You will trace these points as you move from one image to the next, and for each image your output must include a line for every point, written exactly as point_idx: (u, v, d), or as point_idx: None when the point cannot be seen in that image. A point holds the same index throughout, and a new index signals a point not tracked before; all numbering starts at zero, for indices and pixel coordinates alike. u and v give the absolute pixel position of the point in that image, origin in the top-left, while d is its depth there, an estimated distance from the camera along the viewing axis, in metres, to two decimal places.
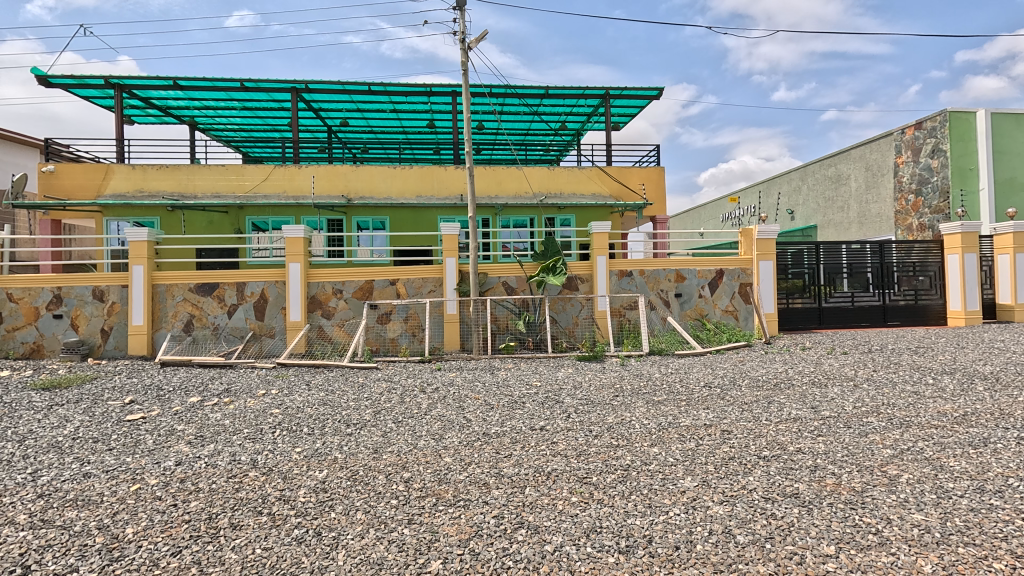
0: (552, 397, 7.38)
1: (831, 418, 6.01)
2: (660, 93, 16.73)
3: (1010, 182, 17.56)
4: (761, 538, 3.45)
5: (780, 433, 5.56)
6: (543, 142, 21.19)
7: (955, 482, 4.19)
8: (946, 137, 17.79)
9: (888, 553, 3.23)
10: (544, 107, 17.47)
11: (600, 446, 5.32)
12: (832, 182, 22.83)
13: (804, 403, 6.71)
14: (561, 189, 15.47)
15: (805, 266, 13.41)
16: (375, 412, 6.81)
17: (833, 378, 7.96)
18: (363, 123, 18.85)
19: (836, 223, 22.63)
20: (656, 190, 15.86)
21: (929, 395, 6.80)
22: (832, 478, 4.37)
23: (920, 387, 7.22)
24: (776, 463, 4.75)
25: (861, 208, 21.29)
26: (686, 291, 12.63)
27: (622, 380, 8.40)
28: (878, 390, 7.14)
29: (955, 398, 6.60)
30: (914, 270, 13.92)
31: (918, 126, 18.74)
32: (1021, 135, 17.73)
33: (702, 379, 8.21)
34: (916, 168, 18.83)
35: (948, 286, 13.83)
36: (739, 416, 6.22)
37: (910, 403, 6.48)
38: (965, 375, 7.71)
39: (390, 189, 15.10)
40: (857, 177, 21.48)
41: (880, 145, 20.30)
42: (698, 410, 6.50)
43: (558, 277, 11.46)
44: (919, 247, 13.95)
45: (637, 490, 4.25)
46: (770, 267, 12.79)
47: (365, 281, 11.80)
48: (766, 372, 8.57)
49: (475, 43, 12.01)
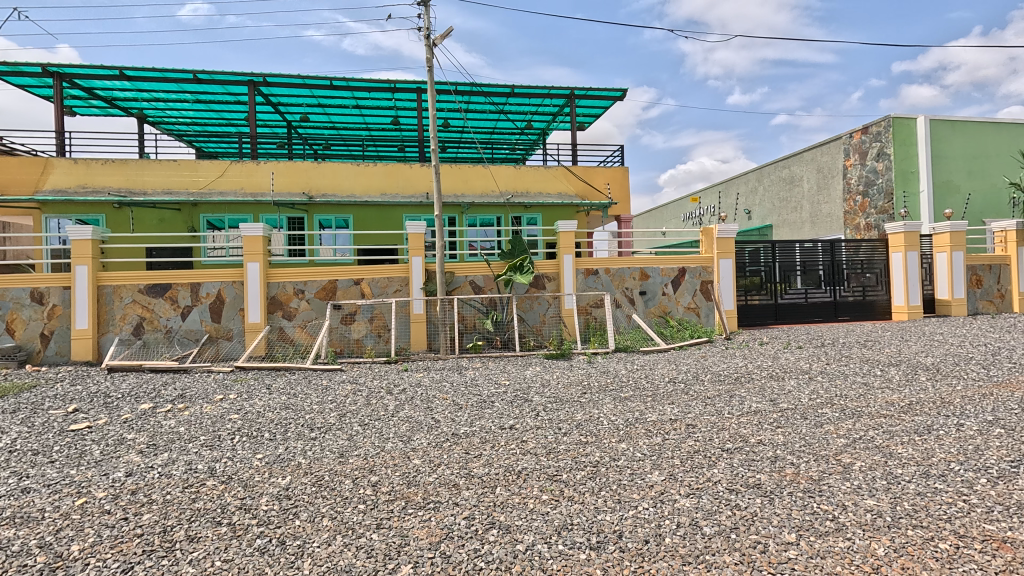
0: (520, 396, 7.37)
1: (789, 410, 6.25)
2: (624, 94, 16.98)
3: (946, 185, 18.69)
4: (726, 529, 3.55)
5: (742, 425, 5.73)
6: (509, 141, 21.19)
7: (903, 468, 4.42)
8: (889, 142, 18.78)
9: (845, 538, 3.37)
10: (510, 106, 17.46)
11: (569, 443, 5.34)
12: (786, 183, 23.80)
13: (763, 395, 6.95)
14: (528, 188, 15.51)
15: (761, 264, 13.95)
16: (340, 414, 6.65)
17: (790, 371, 8.29)
18: (325, 119, 18.35)
19: (790, 223, 23.61)
20: (621, 190, 16.09)
21: (878, 386, 7.16)
22: (792, 468, 4.54)
23: (869, 378, 7.61)
24: (738, 455, 4.89)
25: (812, 208, 22.25)
26: (650, 289, 12.88)
27: (589, 377, 8.48)
28: (832, 382, 7.49)
29: (901, 388, 6.97)
30: (861, 268, 14.66)
31: (864, 131, 19.71)
32: (957, 140, 18.87)
33: (666, 374, 8.40)
34: (863, 171, 19.83)
35: (892, 283, 14.61)
36: (702, 410, 6.37)
37: (860, 394, 6.81)
38: (909, 367, 8.14)
39: (354, 187, 14.77)
40: (809, 178, 22.43)
41: (829, 148, 21.24)
42: (663, 406, 6.63)
43: (525, 276, 11.47)
44: (866, 245, 14.70)
45: (607, 487, 4.28)
46: (730, 265, 13.16)
47: (328, 281, 11.52)
48: (727, 366, 8.83)
49: (440, 39, 11.87)
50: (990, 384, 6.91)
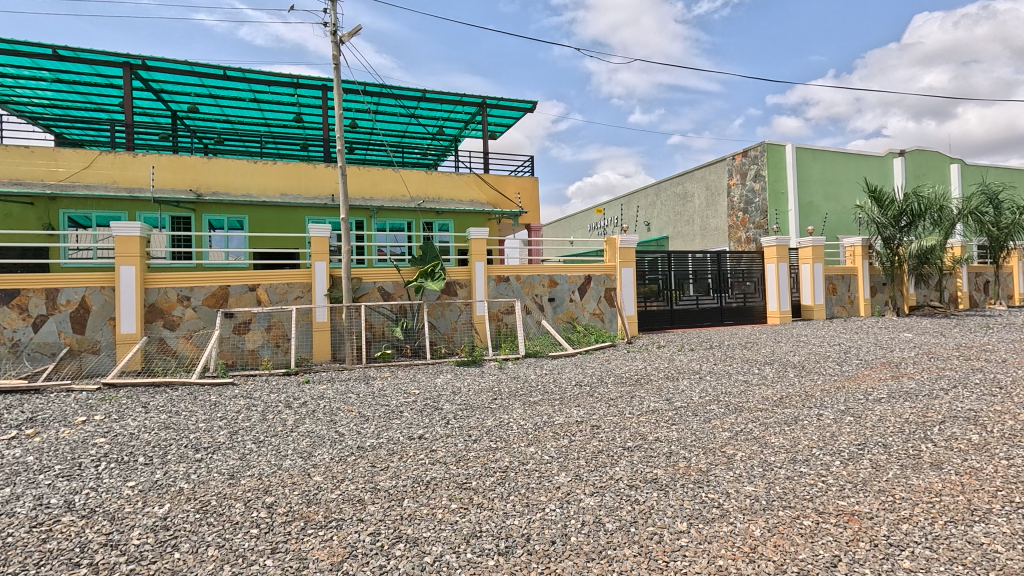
0: (430, 405, 7.25)
1: (682, 407, 6.75)
2: (534, 106, 17.48)
3: (809, 205, 21.38)
4: (626, 523, 3.74)
5: (641, 424, 6.10)
6: (421, 146, 20.92)
7: (775, 455, 4.95)
8: (764, 165, 21.13)
9: (728, 523, 3.70)
10: (421, 111, 17.25)
11: (479, 450, 5.34)
12: (679, 199, 25.85)
13: (660, 395, 7.44)
14: (439, 194, 15.39)
15: (659, 273, 15.01)
16: (231, 432, 6.10)
17: (683, 372, 8.97)
18: (217, 111, 16.90)
19: (683, 234, 25.66)
20: (531, 199, 16.50)
21: (756, 382, 7.98)
22: (684, 461, 4.91)
23: (749, 376, 8.44)
24: (638, 452, 5.19)
25: (702, 222, 24.36)
26: (558, 296, 13.31)
27: (500, 383, 8.55)
28: (718, 380, 8.22)
29: (774, 384, 7.82)
30: (743, 277, 16.28)
31: (744, 154, 21.99)
32: (817, 166, 21.67)
33: (573, 378, 8.71)
34: (743, 190, 22.10)
35: (767, 290, 16.37)
36: (606, 411, 6.69)
37: (741, 390, 7.54)
38: (780, 365, 9.16)
39: (250, 186, 13.73)
40: (699, 195, 24.56)
41: (716, 168, 23.44)
42: (570, 409, 6.86)
43: (436, 283, 11.30)
44: (747, 256, 16.37)
45: (516, 491, 4.34)
46: (631, 273, 14.01)
47: (219, 286, 10.57)
48: (629, 369, 9.36)
49: (347, 37, 11.43)
50: (842, 378, 7.97)
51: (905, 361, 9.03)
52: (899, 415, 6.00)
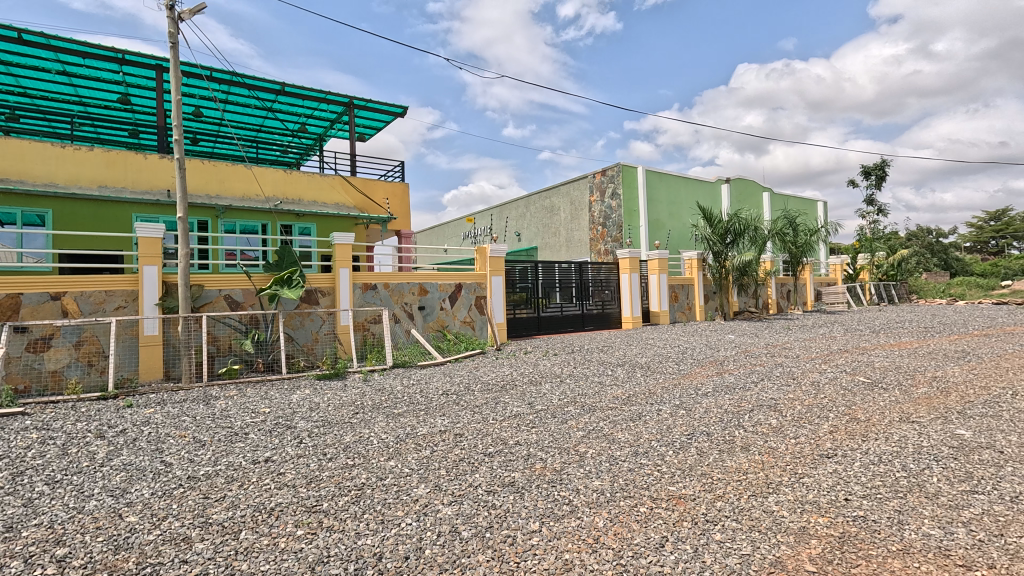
0: (281, 423, 6.65)
1: (542, 411, 7.07)
2: (404, 111, 17.20)
3: (657, 222, 23.94)
4: (481, 529, 3.78)
5: (503, 429, 6.25)
6: (280, 143, 19.35)
7: (620, 450, 5.40)
8: (620, 184, 23.20)
9: (576, 518, 3.93)
10: (280, 105, 15.98)
11: (334, 469, 5.02)
12: (547, 211, 27.29)
13: (523, 400, 7.71)
14: (300, 196, 14.36)
15: (529, 281, 15.67)
16: (13, 474, 4.97)
17: (545, 376, 9.41)
18: (9, 81, 13.89)
19: (551, 245, 27.10)
20: (401, 206, 16.16)
21: (609, 383, 8.66)
22: (540, 462, 5.12)
23: (603, 378, 9.14)
24: (498, 457, 5.30)
25: (567, 234, 25.98)
26: (429, 304, 13.16)
27: (363, 396, 8.15)
28: (576, 383, 8.77)
29: (623, 384, 8.57)
30: (601, 285, 17.64)
31: (603, 173, 23.93)
32: (663, 188, 24.37)
33: (440, 387, 8.63)
34: (602, 206, 24.02)
35: (622, 298, 17.94)
36: (470, 419, 6.73)
37: (596, 391, 8.13)
38: (630, 366, 10.07)
39: (54, 175, 11.49)
40: (564, 209, 26.18)
41: (579, 184, 25.21)
42: (434, 418, 6.79)
43: (293, 291, 10.54)
44: (605, 267, 17.80)
45: (371, 508, 4.16)
46: (500, 281, 14.40)
47: (5, 295, 8.64)
48: (495, 376, 9.56)
49: (187, 14, 10.17)
50: (679, 376, 9.01)
51: (727, 358, 10.50)
52: (719, 406, 6.94)
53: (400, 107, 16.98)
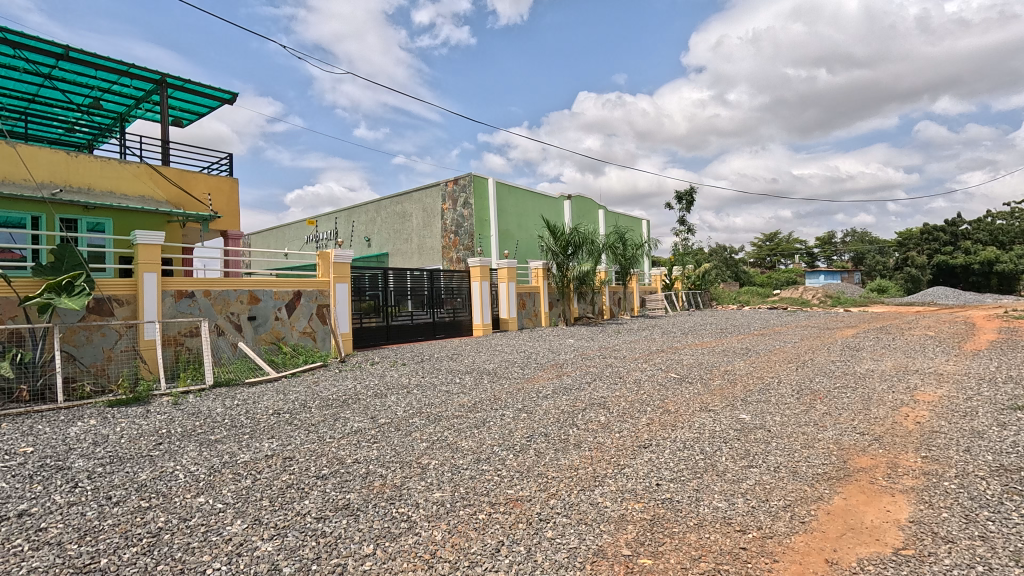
0: (49, 465, 5.33)
1: (385, 424, 6.77)
2: (234, 98, 15.37)
3: (506, 233, 24.89)
4: (307, 562, 3.43)
5: (341, 448, 5.83)
6: (64, 119, 15.86)
7: (463, 458, 5.39)
8: (471, 194, 23.63)
9: (413, 534, 3.80)
10: (63, 73, 13.10)
11: (121, 516, 4.15)
12: (398, 217, 26.70)
13: (365, 414, 7.30)
14: (90, 185, 11.90)
15: (378, 289, 15.06)
16: None
17: (391, 387, 9.06)
18: None
19: (402, 252, 26.55)
20: (228, 203, 14.37)
21: (456, 391, 8.66)
22: (380, 480, 4.87)
23: (451, 386, 9.11)
24: (332, 479, 4.91)
25: (419, 241, 25.71)
26: (260, 314, 11.84)
27: (170, 423, 6.95)
28: (423, 393, 8.61)
29: (470, 391, 8.65)
30: (453, 293, 17.72)
31: (455, 182, 24.16)
32: (512, 200, 25.46)
33: (270, 407, 7.76)
34: (455, 215, 24.23)
35: (473, 306, 18.23)
36: (303, 439, 6.15)
37: (442, 400, 8.07)
38: (478, 373, 10.23)
39: None
40: (416, 215, 25.88)
41: (431, 192, 25.14)
42: (260, 442, 6.06)
43: (76, 299, 8.63)
44: (456, 275, 17.94)
45: (168, 557, 3.51)
46: (345, 289, 13.60)
47: None
48: (336, 390, 8.93)
49: None
50: (523, 380, 9.38)
51: (567, 362, 11.27)
52: (557, 407, 7.38)
53: (229, 93, 15.14)
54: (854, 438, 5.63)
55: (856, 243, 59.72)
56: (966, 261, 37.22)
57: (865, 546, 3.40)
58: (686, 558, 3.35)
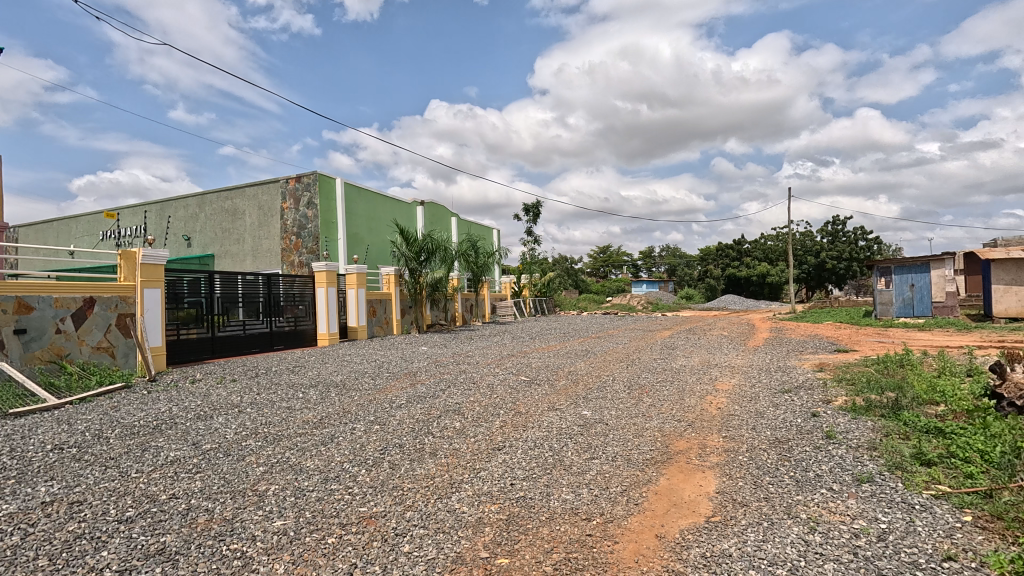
0: None
1: (211, 450, 5.89)
2: None
3: (355, 237, 23.64)
4: None
5: (152, 483, 4.91)
6: None
7: (308, 479, 4.95)
8: (316, 194, 21.96)
9: (250, 572, 3.36)
10: None
11: None
12: (228, 215, 23.77)
13: (184, 441, 6.27)
14: None
15: (201, 295, 13.22)
16: None
17: (219, 408, 7.94)
18: None
19: (232, 254, 23.73)
20: None
21: (298, 407, 7.93)
22: (205, 515, 4.21)
23: (292, 402, 8.31)
24: (140, 521, 4.11)
25: (253, 242, 23.24)
26: (34, 326, 9.47)
27: None
28: (259, 412, 7.70)
29: (315, 406, 7.99)
30: (294, 300, 16.27)
31: (297, 179, 22.27)
32: (362, 203, 24.30)
33: (48, 442, 6.21)
34: (296, 215, 22.32)
35: (318, 313, 16.95)
36: (98, 478, 5.05)
37: (282, 418, 7.31)
38: (323, 386, 9.50)
39: None
40: (250, 214, 23.32)
41: (268, 189, 22.86)
42: (33, 487, 4.80)
43: None
44: (298, 280, 16.54)
45: None
46: (157, 295, 11.60)
47: None
48: (145, 415, 7.52)
49: None
50: (374, 391, 8.97)
51: (420, 369, 11.09)
52: (411, 416, 7.21)
53: None
54: (673, 425, 6.51)
55: (670, 256, 69.45)
56: (747, 273, 45.76)
57: (685, 518, 3.94)
58: (540, 552, 3.51)
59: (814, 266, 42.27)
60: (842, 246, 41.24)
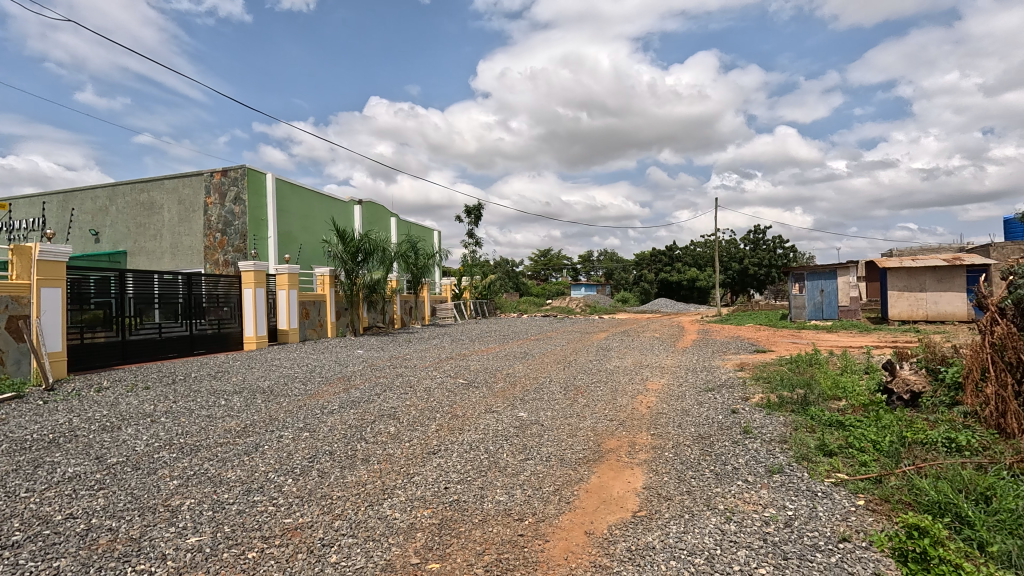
0: None
1: (118, 464, 5.42)
2: None
3: (287, 236, 22.51)
4: None
5: (45, 503, 4.44)
6: None
7: (229, 491, 4.66)
8: (244, 189, 20.73)
9: None
10: None
11: None
12: (143, 209, 22.01)
13: (86, 455, 5.72)
14: None
15: (110, 295, 12.12)
16: None
17: (128, 418, 7.31)
18: None
19: (148, 251, 22.04)
20: None
21: (220, 416, 7.44)
22: (108, 535, 3.87)
23: (213, 410, 7.79)
24: (30, 546, 3.71)
25: (173, 239, 21.68)
26: None
27: None
28: (175, 421, 7.16)
29: (240, 414, 7.54)
30: (218, 301, 15.29)
31: (223, 173, 20.96)
32: (295, 200, 23.18)
33: None
34: (221, 211, 21.00)
35: (244, 316, 16.01)
36: None
37: (201, 427, 6.84)
38: (249, 392, 8.99)
39: None
40: (169, 208, 21.72)
41: (191, 182, 21.38)
42: None
43: None
44: (223, 280, 15.57)
45: None
46: (58, 295, 10.51)
47: None
48: (39, 427, 6.79)
49: None
50: (305, 397, 8.60)
51: (355, 374, 10.75)
52: (344, 422, 6.98)
53: None
54: (605, 425, 6.71)
55: (608, 260, 71.63)
56: (678, 277, 48.06)
57: (613, 514, 4.08)
58: (471, 555, 3.51)
59: (738, 272, 45.07)
60: (763, 254, 44.24)
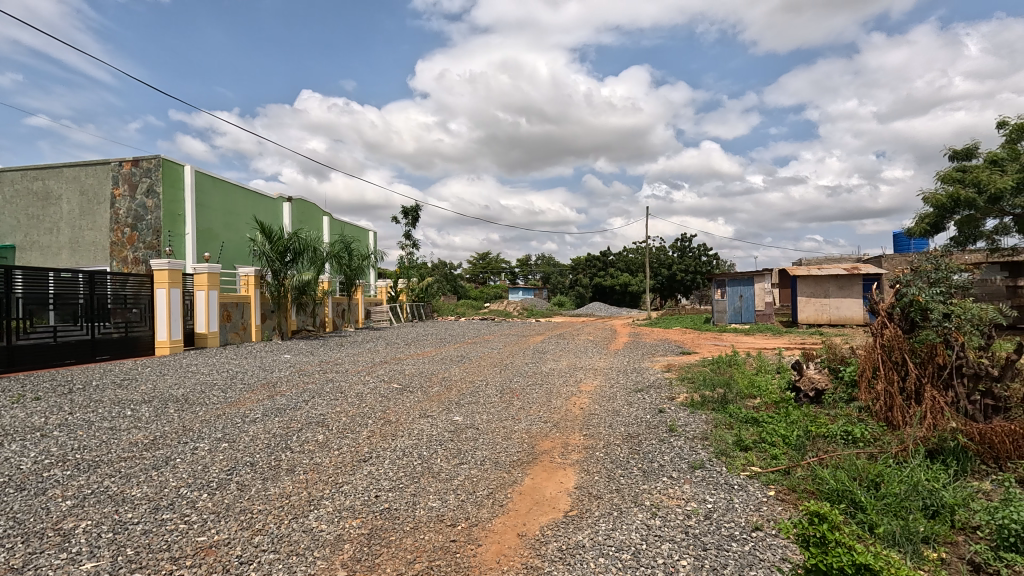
0: None
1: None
2: None
3: (208, 232, 20.93)
4: None
5: None
6: None
7: (133, 510, 4.27)
8: (159, 181, 19.11)
9: None
10: None
11: None
12: (37, 199, 19.81)
13: None
14: None
15: None
16: None
17: (13, 433, 6.51)
18: None
19: (41, 246, 19.85)
20: None
21: (125, 427, 6.81)
22: None
23: (117, 421, 7.11)
24: None
25: (72, 233, 19.66)
26: None
27: None
28: (71, 435, 6.46)
29: (148, 425, 6.93)
30: (126, 302, 13.99)
31: (134, 163, 19.26)
32: (217, 194, 21.66)
33: None
34: (131, 204, 19.28)
35: (156, 318, 14.76)
36: None
37: (102, 441, 6.21)
38: (160, 402, 8.28)
39: None
40: (68, 199, 19.68)
41: (96, 171, 19.52)
42: None
43: None
44: (132, 280, 14.28)
45: None
46: None
47: None
48: None
49: None
50: (225, 405, 8.06)
51: (281, 380, 10.22)
52: (268, 431, 6.61)
53: None
54: (540, 426, 6.80)
55: (545, 264, 72.80)
56: (612, 282, 49.75)
57: (545, 515, 4.14)
58: (402, 564, 3.43)
59: (667, 277, 47.36)
60: (689, 261, 46.77)
